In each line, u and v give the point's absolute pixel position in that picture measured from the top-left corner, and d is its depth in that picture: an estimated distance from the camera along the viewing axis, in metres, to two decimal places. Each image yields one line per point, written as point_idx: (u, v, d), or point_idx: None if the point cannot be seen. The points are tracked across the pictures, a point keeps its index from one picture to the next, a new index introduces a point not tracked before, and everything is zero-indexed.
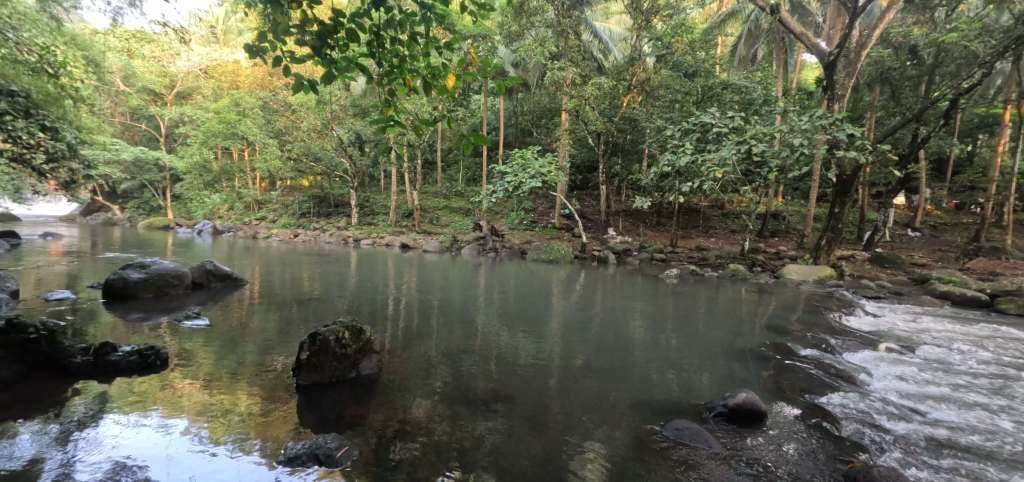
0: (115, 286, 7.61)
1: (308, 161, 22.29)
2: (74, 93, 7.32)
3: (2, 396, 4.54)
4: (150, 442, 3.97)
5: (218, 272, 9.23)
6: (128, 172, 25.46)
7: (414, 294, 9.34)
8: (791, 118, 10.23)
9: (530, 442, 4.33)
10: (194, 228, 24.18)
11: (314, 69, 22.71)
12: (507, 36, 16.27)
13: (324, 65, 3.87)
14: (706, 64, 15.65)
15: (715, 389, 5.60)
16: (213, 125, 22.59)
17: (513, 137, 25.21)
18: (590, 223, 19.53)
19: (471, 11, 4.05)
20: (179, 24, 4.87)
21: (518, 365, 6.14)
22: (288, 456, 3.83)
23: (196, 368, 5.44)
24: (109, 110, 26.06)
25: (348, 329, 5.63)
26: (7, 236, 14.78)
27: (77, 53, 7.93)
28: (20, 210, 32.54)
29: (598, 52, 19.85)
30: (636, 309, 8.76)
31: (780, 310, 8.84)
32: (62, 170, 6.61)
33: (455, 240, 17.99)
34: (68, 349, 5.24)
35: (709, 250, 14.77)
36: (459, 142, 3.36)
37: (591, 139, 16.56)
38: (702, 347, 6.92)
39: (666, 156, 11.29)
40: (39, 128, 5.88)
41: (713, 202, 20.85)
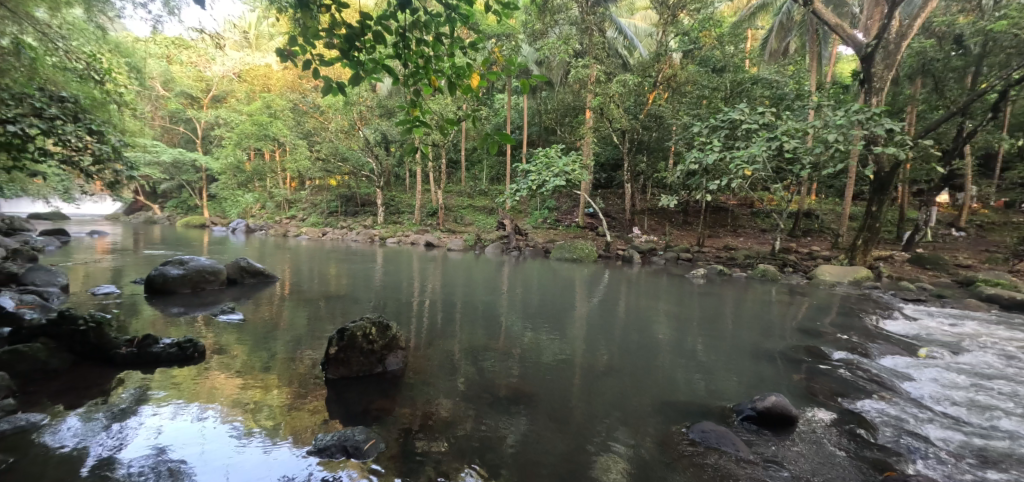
0: (156, 281, 7.97)
1: (337, 161, 22.84)
2: (118, 99, 7.69)
3: (54, 384, 4.84)
4: (186, 432, 4.14)
5: (251, 269, 9.57)
6: (167, 173, 26.59)
7: (438, 292, 9.46)
8: (826, 113, 9.82)
9: (553, 441, 4.34)
10: (228, 226, 25.11)
11: (342, 71, 23.20)
12: (531, 35, 16.22)
13: (350, 66, 3.95)
14: (734, 59, 14.82)
15: (743, 392, 5.46)
16: (246, 127, 23.38)
17: (537, 136, 25.18)
18: (614, 221, 19.33)
19: (496, 10, 4.06)
20: (212, 30, 5.07)
21: (540, 363, 6.14)
22: (318, 446, 3.96)
23: (231, 361, 5.66)
24: (150, 114, 27.30)
25: (375, 325, 5.76)
26: (58, 233, 15.71)
27: (122, 60, 8.33)
28: (69, 210, 34.49)
29: (622, 48, 19.62)
30: (661, 309, 8.64)
31: (813, 311, 8.55)
32: (107, 171, 6.98)
33: (478, 239, 18.09)
34: (114, 341, 5.53)
35: (738, 250, 14.38)
36: (484, 141, 3.36)
37: (616, 137, 16.38)
38: (729, 349, 6.76)
39: (694, 154, 11.00)
40: (86, 131, 6.24)
41: (741, 200, 20.35)
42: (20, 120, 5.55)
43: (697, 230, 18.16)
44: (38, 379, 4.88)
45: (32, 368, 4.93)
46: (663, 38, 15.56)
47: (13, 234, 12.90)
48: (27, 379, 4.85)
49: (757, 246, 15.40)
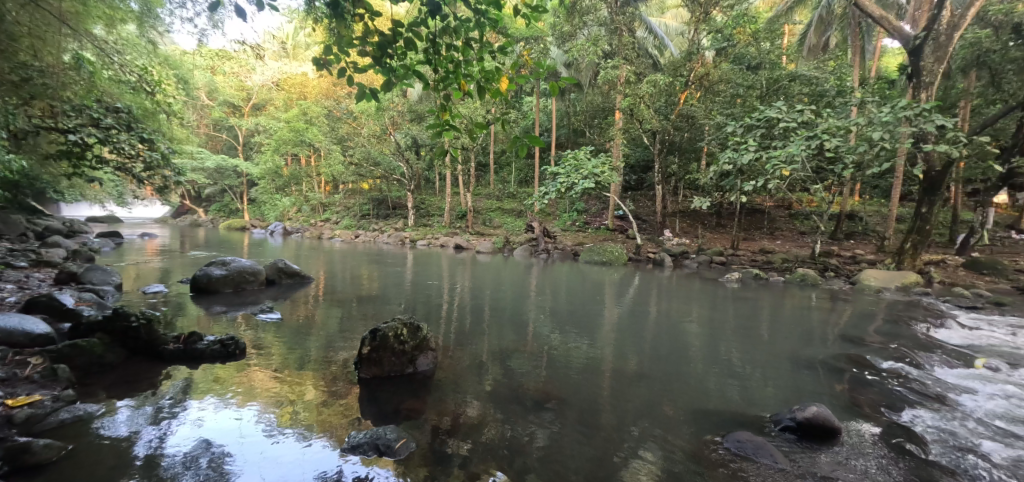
0: (201, 281, 8.39)
1: (369, 166, 23.41)
2: (168, 109, 8.15)
3: (109, 376, 5.17)
4: (226, 427, 4.31)
5: (288, 270, 9.95)
6: (212, 178, 27.93)
7: (466, 294, 9.56)
8: (870, 110, 9.35)
9: (581, 446, 4.29)
10: (268, 229, 26.14)
11: (375, 78, 23.78)
12: (559, 37, 16.17)
13: (383, 73, 4.06)
14: (771, 56, 14.26)
15: (780, 401, 5.24)
16: (284, 133, 24.29)
17: (566, 138, 25.12)
18: (644, 224, 19.01)
19: (524, 14, 4.07)
20: (253, 42, 5.33)
21: (569, 367, 6.09)
22: (350, 444, 4.05)
23: (268, 359, 5.89)
24: (196, 123, 28.76)
25: (406, 326, 5.86)
26: (113, 236, 16.74)
27: (170, 72, 8.82)
28: (123, 213, 36.69)
29: (653, 48, 19.35)
30: (693, 315, 8.41)
31: (858, 318, 8.12)
32: (157, 177, 7.60)
33: (507, 241, 18.15)
34: (163, 337, 5.85)
35: (775, 253, 13.84)
36: (513, 144, 3.37)
37: (646, 138, 16.11)
38: (765, 356, 6.51)
39: (728, 154, 10.61)
40: (138, 139, 6.88)
41: (779, 202, 19.65)
42: (80, 130, 6.37)
43: (731, 232, 17.62)
44: (94, 372, 5.21)
45: (89, 361, 5.26)
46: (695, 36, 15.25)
47: (73, 236, 13.85)
48: (84, 372, 5.17)
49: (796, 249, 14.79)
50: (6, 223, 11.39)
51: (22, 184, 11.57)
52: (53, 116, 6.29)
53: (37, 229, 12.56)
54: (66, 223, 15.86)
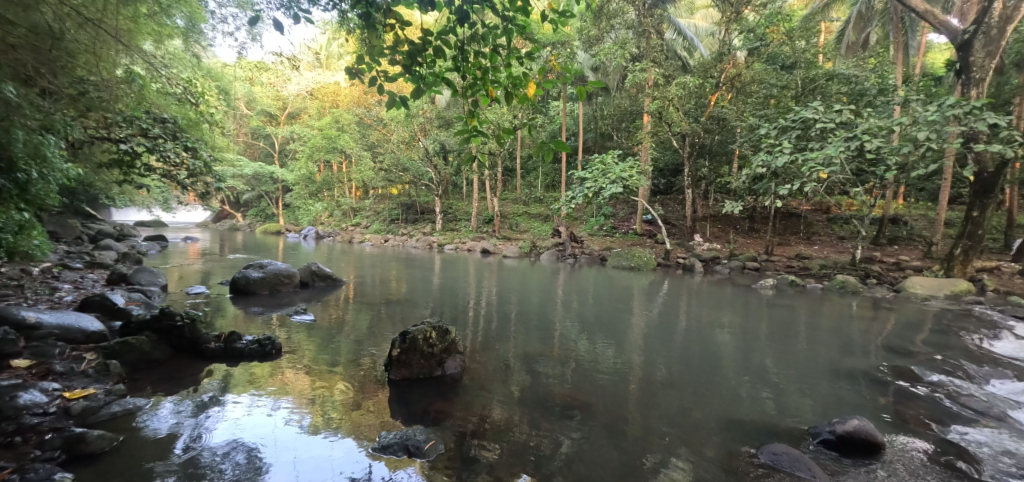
0: (239, 283, 8.76)
1: (398, 172, 23.88)
2: (210, 118, 8.56)
3: (156, 372, 5.45)
4: (260, 424, 4.46)
5: (321, 273, 10.25)
6: (250, 184, 29.07)
7: (492, 298, 9.60)
8: (915, 108, 8.88)
9: (609, 453, 4.22)
10: (301, 233, 27.01)
11: (404, 85, 24.28)
12: (586, 41, 16.18)
13: (412, 80, 4.15)
14: (807, 54, 14.10)
15: (819, 413, 5.02)
16: (317, 141, 25.05)
17: (592, 142, 24.97)
18: (674, 228, 18.64)
19: (551, 20, 4.10)
20: (291, 54, 5.57)
21: (595, 373, 6.01)
22: (380, 444, 4.13)
23: (301, 359, 6.07)
24: (236, 131, 30.02)
25: (435, 329, 5.94)
26: (158, 239, 17.63)
27: (212, 84, 9.27)
28: (167, 218, 38.57)
29: (682, 49, 19.09)
30: (724, 322, 8.16)
31: (903, 328, 7.69)
32: (199, 184, 8.14)
33: (534, 246, 18.11)
34: (205, 336, 6.12)
35: (812, 259, 13.29)
36: (539, 149, 3.39)
37: (675, 141, 15.82)
38: (802, 366, 6.24)
39: (761, 157, 10.13)
40: (183, 148, 7.44)
41: (816, 206, 18.93)
42: (130, 139, 6.96)
43: (765, 237, 17.05)
44: (142, 368, 5.49)
45: (138, 357, 5.56)
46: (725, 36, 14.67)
47: (123, 239, 14.68)
48: (133, 368, 5.46)
49: (835, 255, 14.17)
50: (63, 226, 12.17)
51: (79, 190, 12.35)
52: (107, 128, 6.81)
53: (91, 233, 13.37)
54: (116, 227, 16.80)
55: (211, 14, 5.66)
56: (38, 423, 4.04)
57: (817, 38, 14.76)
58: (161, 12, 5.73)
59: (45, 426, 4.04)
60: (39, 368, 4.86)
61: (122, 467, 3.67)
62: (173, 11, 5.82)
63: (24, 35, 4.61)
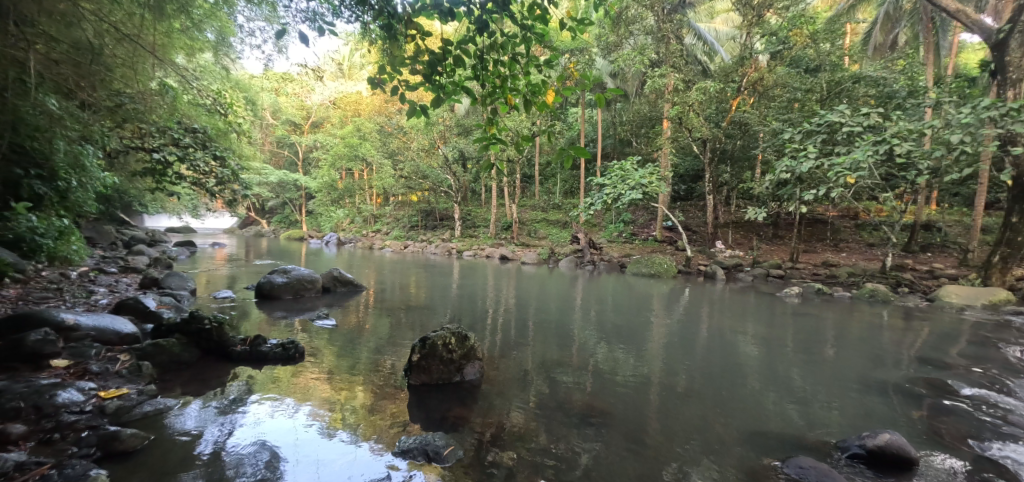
0: (264, 288, 8.99)
1: (418, 179, 24.19)
2: (237, 128, 8.85)
3: (186, 374, 5.62)
4: (283, 427, 4.55)
5: (342, 279, 10.44)
6: (275, 192, 29.85)
7: (509, 304, 9.61)
8: (948, 111, 8.56)
9: (628, 463, 4.16)
10: (324, 239, 27.56)
11: (424, 94, 24.63)
12: (605, 48, 16.16)
13: (432, 89, 4.18)
14: (832, 57, 13.69)
15: (848, 426, 4.84)
16: (340, 149, 25.58)
17: (611, 148, 24.83)
18: (695, 235, 18.33)
19: (570, 27, 4.09)
20: (314, 64, 5.74)
21: (614, 381, 5.94)
22: (400, 448, 4.17)
23: (323, 363, 6.18)
24: (261, 141, 30.90)
25: (455, 335, 5.98)
26: (188, 245, 18.23)
27: (240, 95, 9.59)
28: (196, 225, 39.84)
29: (702, 54, 18.92)
30: (748, 331, 7.97)
31: (937, 339, 7.37)
32: (227, 191, 8.43)
33: (552, 252, 18.06)
34: (232, 339, 6.29)
35: (840, 267, 12.88)
36: (559, 155, 3.35)
37: (696, 147, 15.61)
38: (829, 377, 6.04)
39: (785, 162, 9.87)
40: (212, 157, 7.88)
41: (843, 212, 18.37)
42: (163, 149, 7.44)
43: (790, 244, 16.61)
44: (172, 369, 5.67)
45: (168, 359, 5.73)
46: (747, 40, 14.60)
47: (153, 245, 15.21)
48: (163, 369, 5.64)
49: (864, 262, 13.71)
50: (99, 232, 12.69)
51: (113, 197, 12.87)
52: (141, 138, 7.37)
53: (124, 238, 13.89)
54: (148, 233, 17.43)
55: (239, 28, 5.93)
56: (75, 420, 4.20)
57: (842, 40, 14.44)
58: (193, 27, 5.94)
59: (81, 423, 4.19)
60: (77, 368, 5.06)
61: (153, 465, 3.78)
62: (204, 25, 6.03)
63: (66, 51, 4.93)
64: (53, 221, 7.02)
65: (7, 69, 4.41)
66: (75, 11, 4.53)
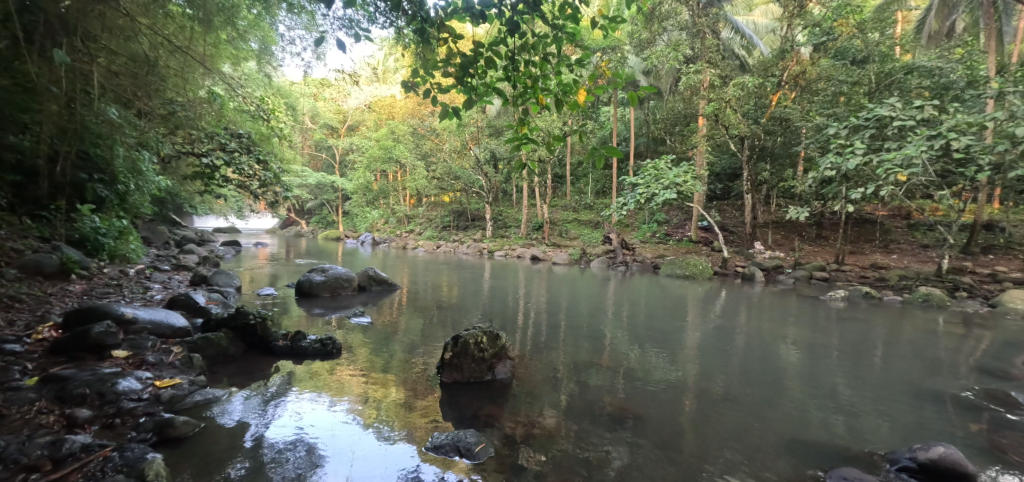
0: (304, 285, 9.36)
1: (450, 180, 24.55)
2: (279, 133, 9.27)
3: (232, 366, 5.93)
4: (320, 420, 4.71)
5: (377, 278, 10.73)
6: (314, 193, 30.98)
7: (539, 304, 9.62)
8: (1014, 101, 7.93)
9: (660, 468, 4.08)
10: (360, 240, 28.38)
11: (456, 96, 24.99)
12: (637, 45, 15.90)
13: (464, 91, 4.21)
14: (881, 47, 12.89)
15: (898, 438, 4.56)
16: (375, 151, 26.27)
17: (645, 147, 24.39)
18: (732, 235, 17.75)
19: (601, 25, 4.03)
20: (350, 70, 5.94)
21: (647, 385, 5.83)
22: (433, 444, 4.25)
23: (357, 359, 6.37)
24: (301, 144, 32.14)
25: (486, 334, 6.03)
26: (233, 244, 19.17)
27: (281, 101, 10.04)
28: (241, 225, 41.83)
29: (740, 48, 18.38)
30: (789, 335, 7.65)
31: (1001, 348, 6.84)
32: (270, 193, 8.83)
33: (583, 253, 17.91)
34: (274, 334, 6.58)
35: (890, 269, 12.15)
36: (590, 155, 3.27)
37: (733, 144, 15.13)
38: (878, 386, 5.71)
39: (829, 159, 9.39)
40: (256, 161, 8.32)
41: (894, 211, 17.34)
42: (211, 153, 7.95)
43: (835, 244, 15.82)
44: (220, 362, 5.99)
45: (216, 352, 6.05)
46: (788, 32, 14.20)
47: (202, 245, 16.08)
48: (212, 362, 5.96)
49: (918, 265, 12.89)
50: (154, 232, 13.54)
51: (167, 199, 13.71)
52: (192, 144, 7.86)
53: (176, 238, 14.75)
54: (197, 233, 18.44)
55: (281, 37, 6.24)
56: (134, 407, 4.49)
57: (892, 29, 13.63)
58: (238, 37, 6.24)
59: (140, 410, 4.48)
60: (135, 358, 5.40)
61: (202, 451, 4.01)
62: (249, 36, 6.33)
63: (125, 64, 5.30)
64: (113, 221, 7.53)
65: (74, 81, 4.79)
66: (133, 26, 4.90)
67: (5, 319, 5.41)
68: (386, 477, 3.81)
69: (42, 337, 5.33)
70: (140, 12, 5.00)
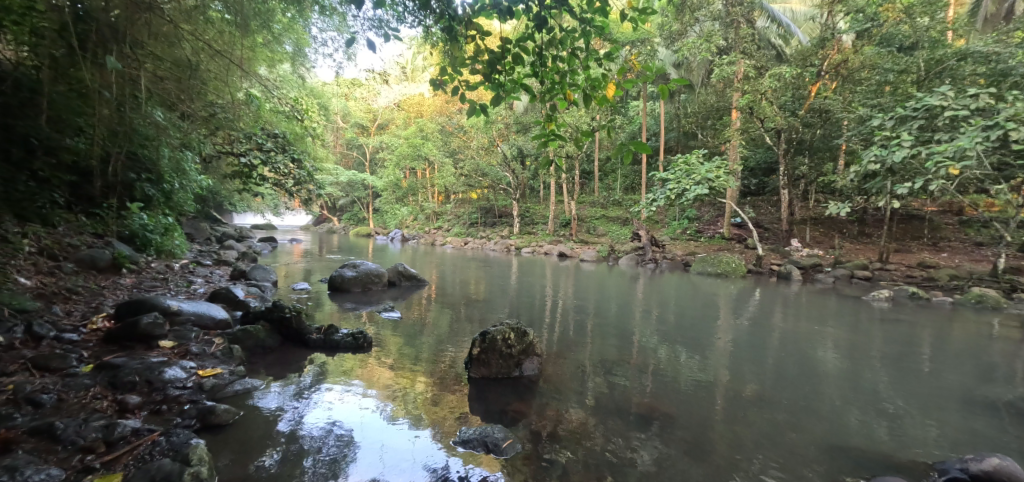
0: (337, 280, 9.63)
1: (478, 177, 24.73)
2: (312, 132, 9.57)
3: (269, 357, 6.17)
4: (351, 411, 4.85)
5: (407, 273, 10.94)
6: (345, 190, 31.81)
7: (566, 301, 9.58)
8: None
9: (690, 469, 4.00)
10: (389, 236, 28.99)
11: (484, 93, 25.12)
12: (668, 37, 15.54)
13: (491, 88, 4.20)
14: (931, 33, 11.78)
15: (947, 447, 4.32)
16: (404, 149, 26.72)
17: (675, 141, 23.90)
18: (767, 232, 17.15)
19: (631, 18, 3.93)
20: (380, 70, 6.06)
21: (676, 384, 5.73)
22: (461, 438, 4.30)
23: (387, 353, 6.52)
24: (334, 143, 33.03)
25: (514, 330, 6.04)
26: (269, 240, 19.90)
27: (315, 101, 10.36)
28: (276, 222, 43.40)
29: (777, 38, 17.75)
30: (828, 337, 7.35)
31: None
32: (304, 190, 9.15)
33: (612, 250, 17.72)
34: (308, 328, 6.81)
35: (940, 268, 11.48)
36: (618, 150, 3.19)
37: (769, 138, 14.62)
38: (924, 391, 5.43)
39: (873, 152, 8.86)
40: (291, 160, 8.75)
41: (944, 206, 16.38)
42: (249, 153, 8.31)
43: (878, 242, 15.08)
44: (259, 353, 6.24)
45: (255, 343, 6.31)
46: (829, 20, 14.35)
47: (241, 241, 16.77)
48: (251, 353, 6.22)
49: (970, 264, 12.13)
50: (196, 229, 14.18)
51: (208, 197, 14.34)
52: (231, 144, 8.20)
53: (217, 235, 15.42)
54: (236, 230, 19.21)
55: (314, 39, 6.45)
56: (179, 394, 4.73)
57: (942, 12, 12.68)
58: (274, 40, 6.46)
59: (185, 397, 4.72)
60: (180, 348, 5.69)
61: (241, 438, 4.19)
62: (283, 39, 6.54)
63: (170, 69, 5.58)
64: (160, 219, 7.93)
65: (124, 86, 5.07)
66: (176, 33, 5.14)
67: (63, 310, 5.77)
68: (414, 470, 3.88)
69: (96, 328, 5.67)
70: (183, 19, 5.24)
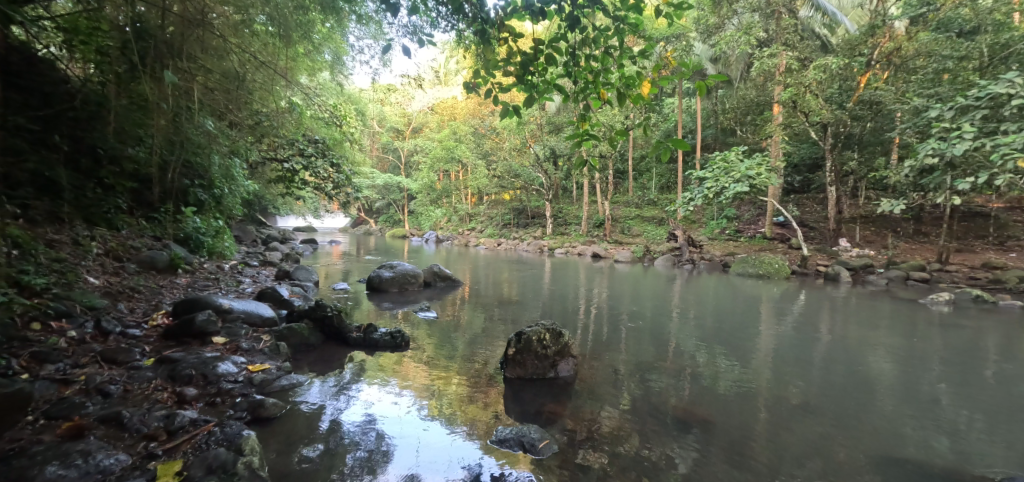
0: (374, 281, 9.90)
1: (511, 178, 24.83)
2: (351, 137, 9.91)
3: (312, 355, 6.42)
4: (388, 408, 4.98)
5: (441, 274, 11.13)
6: (381, 193, 32.65)
7: (600, 303, 9.46)
8: None
9: (732, 477, 3.86)
10: (424, 237, 29.57)
11: (516, 94, 25.21)
12: (705, 31, 15.09)
13: (525, 90, 4.20)
14: (994, 15, 10.88)
15: (1018, 463, 4.00)
16: (438, 152, 27.17)
17: (713, 138, 23.22)
18: (813, 232, 16.35)
19: (667, 13, 3.81)
20: (411, 76, 6.21)
21: (716, 389, 5.55)
22: (498, 437, 4.33)
23: (422, 352, 6.66)
24: (371, 147, 33.93)
25: (549, 331, 6.03)
26: (309, 242, 20.66)
27: (352, 107, 10.74)
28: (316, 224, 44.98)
29: (820, 27, 17.17)
30: (881, 342, 6.93)
31: None
32: (343, 193, 9.47)
33: (647, 250, 17.39)
34: (348, 326, 7.04)
35: (1009, 269, 10.62)
36: (655, 148, 3.07)
37: (815, 132, 13.94)
38: (990, 402, 5.04)
39: (930, 145, 8.21)
40: (330, 164, 9.09)
41: (1012, 202, 15.19)
42: (292, 159, 8.71)
43: (937, 241, 14.12)
44: (302, 350, 6.51)
45: (299, 341, 6.58)
46: (880, 6, 13.67)
47: (283, 242, 17.49)
48: (296, 350, 6.50)
49: None
50: (243, 232, 14.89)
51: (253, 201, 15.05)
52: (275, 151, 8.61)
53: (261, 237, 16.14)
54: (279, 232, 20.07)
55: (351, 47, 6.72)
56: (231, 388, 5.00)
57: None
58: (314, 50, 6.73)
59: (236, 391, 4.98)
60: (231, 344, 6.01)
61: (286, 430, 4.39)
62: (323, 48, 6.81)
63: (219, 80, 5.91)
64: (211, 222, 8.39)
65: (180, 99, 5.42)
66: (224, 47, 5.42)
67: (127, 307, 6.21)
68: (450, 468, 3.94)
69: (156, 324, 6.08)
70: (230, 33, 5.53)
